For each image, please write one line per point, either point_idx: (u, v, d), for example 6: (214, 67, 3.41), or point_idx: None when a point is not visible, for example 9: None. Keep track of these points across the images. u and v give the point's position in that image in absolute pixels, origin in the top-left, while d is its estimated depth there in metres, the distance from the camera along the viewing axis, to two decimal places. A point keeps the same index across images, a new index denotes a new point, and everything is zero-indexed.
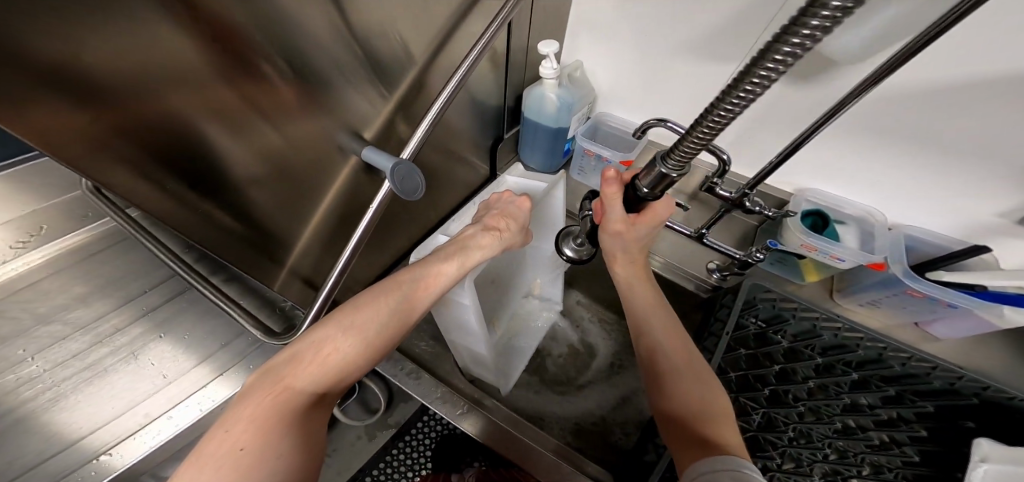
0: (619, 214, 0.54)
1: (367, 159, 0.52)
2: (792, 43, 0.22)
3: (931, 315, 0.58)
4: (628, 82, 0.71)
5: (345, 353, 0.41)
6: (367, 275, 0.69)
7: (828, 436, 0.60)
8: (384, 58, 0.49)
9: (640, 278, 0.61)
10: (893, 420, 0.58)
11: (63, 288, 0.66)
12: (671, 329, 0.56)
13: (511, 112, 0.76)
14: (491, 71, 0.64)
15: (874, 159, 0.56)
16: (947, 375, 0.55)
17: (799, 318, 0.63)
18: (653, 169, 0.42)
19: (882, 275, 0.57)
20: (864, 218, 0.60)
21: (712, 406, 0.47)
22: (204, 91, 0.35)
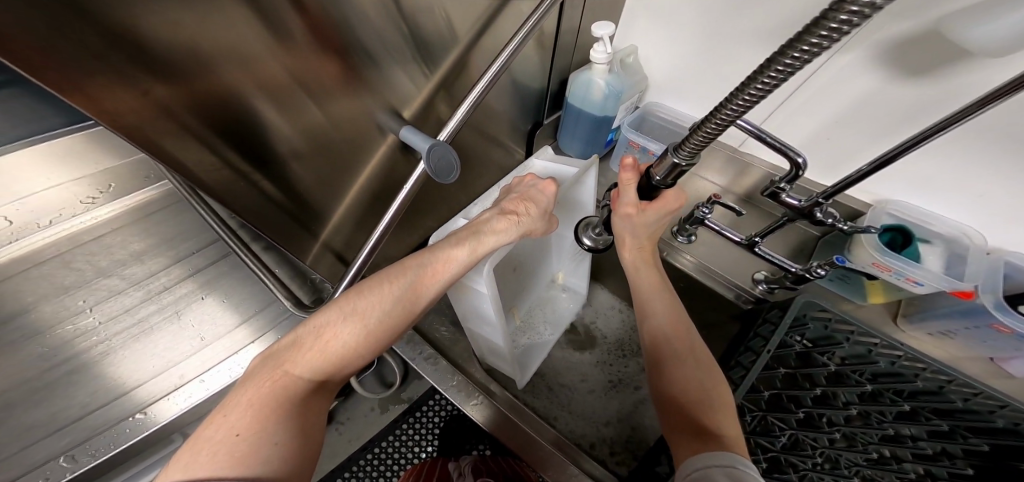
0: (631, 197, 0.51)
1: (404, 139, 0.50)
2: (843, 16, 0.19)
3: (1016, 353, 0.50)
4: (684, 70, 0.66)
5: (346, 341, 0.40)
6: (396, 255, 0.68)
7: (856, 463, 0.55)
8: (430, 36, 0.47)
9: (647, 262, 0.56)
10: (936, 454, 0.52)
11: (123, 245, 0.70)
12: (677, 316, 0.52)
13: (554, 96, 0.73)
14: (537, 52, 0.60)
15: (980, 174, 0.48)
16: (1013, 416, 0.47)
17: (852, 343, 0.57)
18: (664, 160, 0.41)
19: (963, 304, 0.50)
20: (953, 238, 0.53)
21: (712, 396, 0.44)
22: (254, 61, 0.34)
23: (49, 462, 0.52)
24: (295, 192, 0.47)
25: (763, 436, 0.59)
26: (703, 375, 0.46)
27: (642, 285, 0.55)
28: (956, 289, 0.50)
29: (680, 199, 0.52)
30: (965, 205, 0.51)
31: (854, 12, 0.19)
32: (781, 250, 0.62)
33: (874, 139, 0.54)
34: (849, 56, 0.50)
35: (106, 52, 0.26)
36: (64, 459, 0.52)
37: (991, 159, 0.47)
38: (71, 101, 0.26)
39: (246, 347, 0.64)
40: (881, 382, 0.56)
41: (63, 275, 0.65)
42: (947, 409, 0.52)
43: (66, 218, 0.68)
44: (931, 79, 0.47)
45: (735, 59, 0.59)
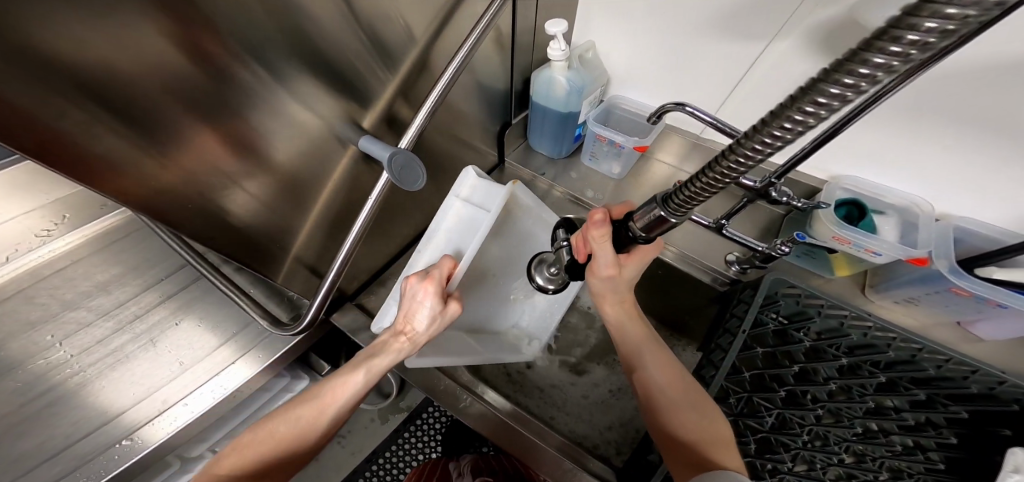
0: (610, 258, 0.46)
1: (365, 149, 0.50)
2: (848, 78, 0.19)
3: (976, 314, 0.52)
4: (643, 62, 0.67)
5: (258, 455, 0.42)
6: (373, 264, 0.68)
7: (845, 440, 0.56)
8: (384, 42, 0.47)
9: (631, 317, 0.55)
10: (920, 425, 0.54)
11: (88, 276, 0.68)
12: (665, 362, 0.52)
13: (518, 96, 0.73)
14: (496, 52, 0.60)
15: (925, 144, 0.50)
16: (985, 380, 0.49)
17: (824, 316, 0.58)
18: (643, 215, 0.37)
19: (922, 271, 0.52)
20: (907, 208, 0.55)
21: (711, 433, 0.45)
22: (196, 80, 0.33)
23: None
24: (260, 209, 0.47)
25: (751, 418, 0.59)
26: (700, 414, 0.46)
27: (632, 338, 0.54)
28: (911, 257, 0.51)
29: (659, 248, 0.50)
30: (915, 175, 0.53)
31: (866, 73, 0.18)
32: (749, 231, 0.64)
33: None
34: (788, 40, 0.51)
35: (33, 83, 0.25)
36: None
37: (932, 130, 0.48)
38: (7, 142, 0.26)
39: (229, 368, 0.63)
40: (858, 355, 0.58)
41: (28, 310, 0.63)
42: (924, 378, 0.54)
43: (23, 253, 0.66)
44: None
45: (688, 48, 0.60)
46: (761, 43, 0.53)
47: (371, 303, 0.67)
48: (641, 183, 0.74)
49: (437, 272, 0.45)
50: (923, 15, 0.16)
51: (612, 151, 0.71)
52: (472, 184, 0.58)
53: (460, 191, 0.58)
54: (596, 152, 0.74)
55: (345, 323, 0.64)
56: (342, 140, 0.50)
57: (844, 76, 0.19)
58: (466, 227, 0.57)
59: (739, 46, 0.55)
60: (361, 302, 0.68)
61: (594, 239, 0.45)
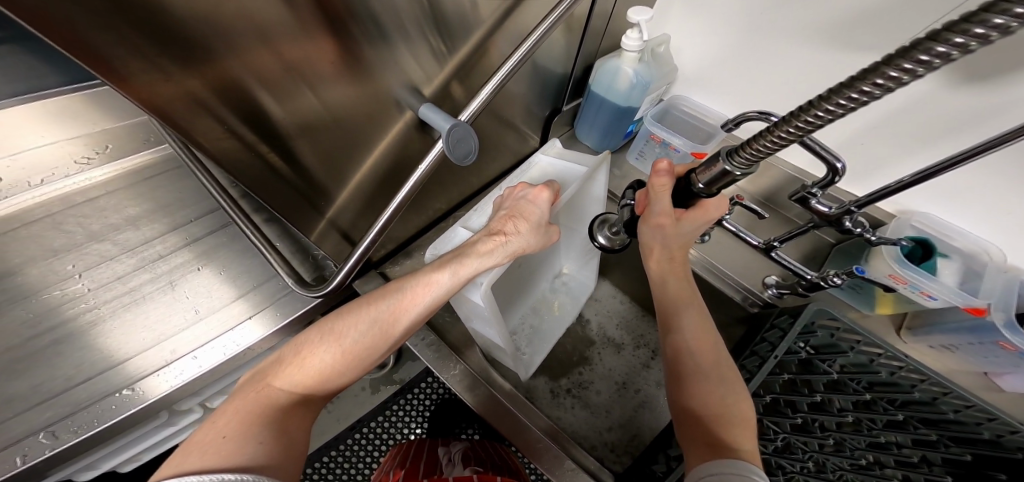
0: (664, 208, 0.49)
1: (424, 117, 0.47)
2: (897, 69, 0.20)
3: (1009, 369, 0.51)
4: (718, 64, 0.64)
5: (323, 360, 0.41)
6: (403, 235, 0.66)
7: (841, 468, 0.58)
8: (458, 13, 0.43)
9: (677, 276, 0.54)
10: (915, 461, 0.54)
11: (118, 209, 0.66)
12: (705, 336, 0.49)
13: (575, 83, 0.70)
14: (564, 36, 0.58)
15: (1014, 194, 0.48)
16: (1001, 429, 0.47)
17: (856, 352, 0.56)
18: (713, 167, 0.38)
19: (971, 320, 0.50)
20: (975, 254, 0.53)
21: (732, 411, 0.43)
22: (288, 35, 0.33)
23: (30, 437, 0.49)
24: (302, 167, 0.44)
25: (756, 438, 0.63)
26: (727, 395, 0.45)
27: (668, 296, 0.53)
28: (969, 305, 0.49)
29: (722, 208, 0.49)
30: (990, 222, 0.52)
31: (922, 61, 0.19)
32: (794, 255, 0.63)
33: (910, 149, 0.54)
34: None
35: (104, 10, 0.24)
36: (44, 435, 0.50)
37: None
38: (101, 75, 0.26)
39: (243, 324, 0.61)
40: (876, 391, 0.57)
41: (53, 237, 0.62)
42: (934, 419, 0.52)
43: (59, 178, 0.64)
44: (979, 91, 0.46)
45: (770, 56, 0.58)
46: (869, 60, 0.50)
47: (395, 275, 0.65)
48: None
49: (550, 185, 0.52)
50: (991, 14, 0.17)
51: (663, 153, 0.69)
52: (556, 152, 0.64)
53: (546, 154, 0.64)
54: (646, 152, 0.72)
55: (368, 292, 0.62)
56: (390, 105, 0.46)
57: (894, 66, 0.20)
58: (558, 175, 0.62)
59: (833, 60, 0.52)
60: (385, 271, 0.65)
61: (654, 190, 0.49)
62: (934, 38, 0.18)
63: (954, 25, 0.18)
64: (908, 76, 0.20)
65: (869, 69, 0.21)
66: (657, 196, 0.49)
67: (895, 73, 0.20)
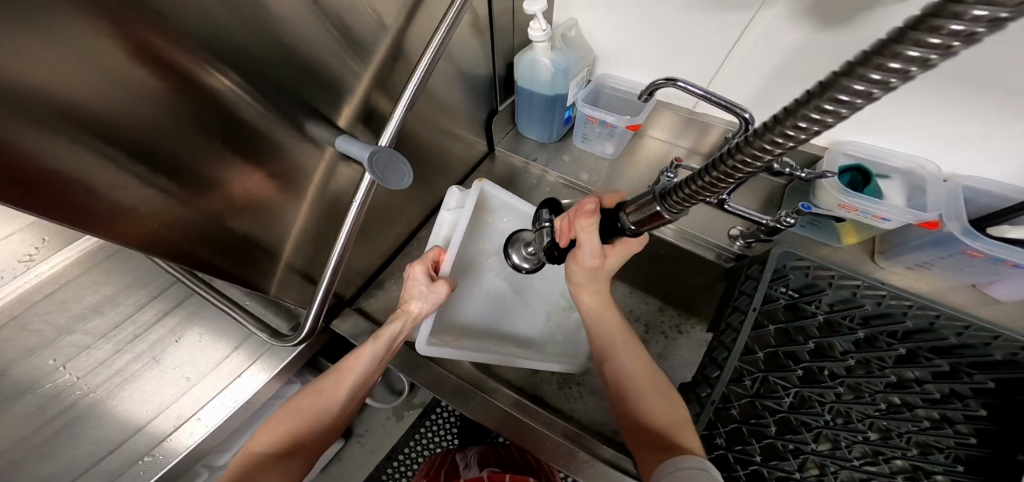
0: (595, 249, 0.45)
1: (342, 150, 0.45)
2: (829, 104, 0.18)
3: (989, 276, 0.51)
4: (630, 38, 0.64)
5: (287, 422, 0.46)
6: (369, 266, 0.66)
7: (870, 417, 0.54)
8: (359, 39, 0.43)
9: (607, 305, 0.54)
10: (946, 397, 0.52)
11: (77, 299, 0.67)
12: (637, 354, 0.51)
13: (503, 82, 0.72)
14: (473, 37, 0.58)
15: (922, 109, 0.50)
16: (1009, 345, 0.47)
17: (835, 288, 0.56)
18: (643, 204, 0.34)
19: (934, 234, 0.50)
20: (912, 170, 0.54)
21: (666, 412, 0.45)
22: (191, 81, 0.31)
23: None
24: None
25: (768, 398, 0.56)
26: (669, 402, 0.46)
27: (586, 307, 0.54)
28: (921, 220, 0.49)
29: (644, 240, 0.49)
30: (913, 137, 0.53)
31: (843, 100, 0.17)
32: (752, 204, 0.62)
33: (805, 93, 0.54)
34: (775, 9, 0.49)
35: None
36: None
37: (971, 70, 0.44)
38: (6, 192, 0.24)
39: (246, 373, 0.63)
40: (872, 326, 0.56)
41: (23, 337, 0.62)
42: (945, 347, 0.52)
43: (10, 279, 0.66)
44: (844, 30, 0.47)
45: (670, 21, 0.58)
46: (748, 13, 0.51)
47: (370, 307, 0.65)
48: (635, 161, 0.74)
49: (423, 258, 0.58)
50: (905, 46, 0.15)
51: (605, 131, 0.70)
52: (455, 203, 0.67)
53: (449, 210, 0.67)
54: (588, 133, 0.73)
55: (346, 329, 0.61)
56: (316, 142, 0.45)
57: (825, 101, 0.18)
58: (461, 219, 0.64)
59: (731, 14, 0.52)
60: (360, 305, 0.66)
61: (581, 229, 0.44)
62: (856, 72, 0.17)
63: (865, 61, 0.16)
64: (851, 105, 0.18)
65: (793, 107, 0.19)
66: (588, 241, 0.44)
67: (817, 115, 0.18)
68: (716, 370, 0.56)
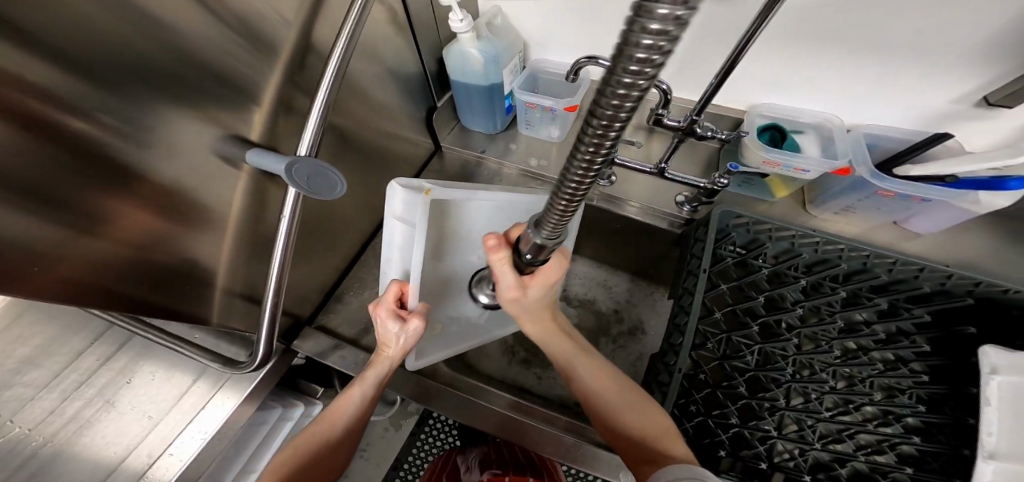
0: (512, 281, 0.44)
1: (255, 164, 0.43)
2: (622, 85, 0.16)
3: (905, 212, 0.55)
4: (556, 21, 0.66)
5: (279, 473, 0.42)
6: (324, 280, 0.64)
7: (831, 364, 0.57)
8: (262, 41, 0.41)
9: (551, 331, 0.52)
10: (894, 336, 0.55)
11: (4, 353, 0.61)
12: (599, 368, 0.50)
13: (437, 78, 0.71)
14: (395, 33, 0.57)
15: (815, 64, 0.55)
16: (938, 276, 0.50)
17: (775, 241, 0.58)
18: (527, 237, 0.36)
19: (849, 180, 0.54)
20: (820, 125, 0.60)
21: (646, 423, 0.43)
22: (93, 100, 0.29)
23: None
24: None
25: (734, 359, 0.55)
26: (645, 411, 0.45)
27: (535, 338, 0.53)
28: (835, 168, 0.53)
29: (563, 265, 0.46)
30: (815, 90, 0.58)
31: (633, 77, 0.15)
32: (692, 171, 0.64)
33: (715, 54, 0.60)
34: None
35: None
36: None
37: (852, 21, 0.49)
38: None
39: (212, 401, 0.59)
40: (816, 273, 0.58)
41: None
42: (882, 285, 0.54)
43: None
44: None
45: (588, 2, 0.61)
46: None
47: (331, 323, 0.64)
48: None
49: (385, 296, 0.48)
50: (643, 18, 0.13)
51: (546, 116, 0.70)
52: (402, 199, 0.51)
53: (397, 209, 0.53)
54: (531, 119, 0.73)
55: (309, 349, 0.59)
56: (233, 158, 0.43)
57: (621, 73, 0.15)
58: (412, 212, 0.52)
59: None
60: (321, 323, 0.64)
61: (495, 263, 0.44)
62: (630, 42, 0.14)
63: (624, 42, 0.14)
64: (645, 78, 0.15)
65: (601, 88, 0.17)
66: (501, 273, 0.44)
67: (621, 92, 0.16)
68: (678, 336, 0.55)
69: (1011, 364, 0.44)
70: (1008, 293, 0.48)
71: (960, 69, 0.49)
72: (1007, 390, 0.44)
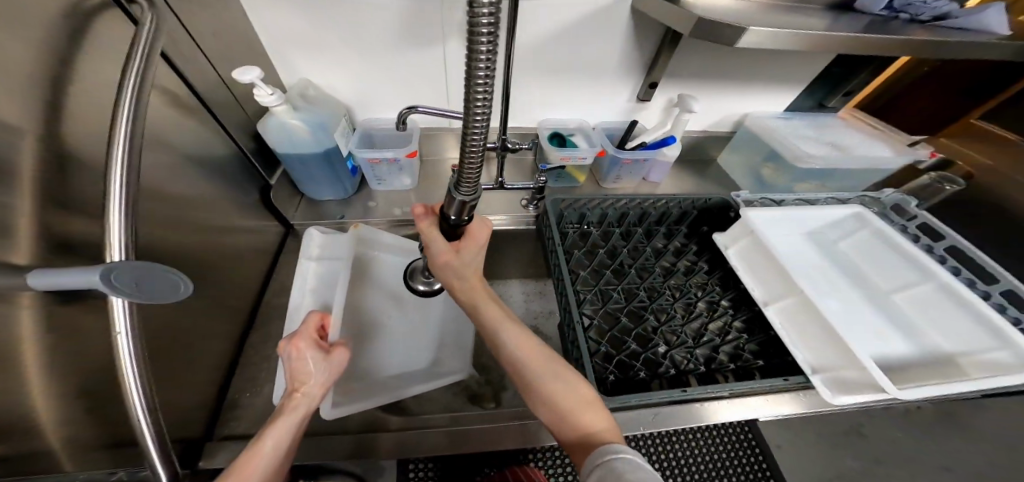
0: (442, 246, 0.52)
1: (46, 286, 0.33)
2: (481, 46, 0.32)
3: (645, 170, 0.92)
4: (364, 83, 0.76)
5: None
6: (203, 405, 0.55)
7: (666, 281, 0.77)
8: (2, 141, 0.34)
9: (481, 296, 0.53)
10: (681, 248, 0.82)
11: None
12: (523, 336, 0.50)
13: (259, 155, 0.71)
14: (189, 117, 0.55)
15: (551, 89, 0.85)
16: (679, 203, 0.80)
17: (592, 211, 0.78)
18: (450, 200, 0.46)
19: (609, 159, 0.88)
20: (580, 127, 0.92)
21: (565, 400, 0.45)
22: None
23: None
24: None
25: (610, 303, 0.71)
26: (565, 380, 0.46)
27: (467, 306, 0.53)
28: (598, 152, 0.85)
29: (485, 227, 0.54)
30: (560, 106, 0.88)
31: (482, 38, 0.32)
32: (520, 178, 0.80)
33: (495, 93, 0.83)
34: (448, 42, 0.72)
35: None
36: None
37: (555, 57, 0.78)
38: None
39: None
40: (626, 226, 0.81)
41: None
42: (658, 220, 0.82)
43: None
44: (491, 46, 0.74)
45: (385, 60, 0.73)
46: (432, 44, 0.72)
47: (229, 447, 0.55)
48: (431, 182, 0.86)
49: (303, 330, 0.49)
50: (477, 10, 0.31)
51: (388, 167, 0.77)
52: (318, 243, 0.74)
53: (311, 251, 0.72)
54: (381, 174, 0.79)
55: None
56: (12, 295, 0.34)
57: (477, 40, 0.32)
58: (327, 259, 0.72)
59: (421, 49, 0.72)
60: None
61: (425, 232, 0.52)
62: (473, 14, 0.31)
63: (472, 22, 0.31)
64: (488, 42, 0.32)
65: (470, 57, 0.33)
66: (430, 239, 0.51)
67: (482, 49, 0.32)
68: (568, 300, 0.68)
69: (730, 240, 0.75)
70: (709, 200, 0.81)
71: (623, 75, 0.84)
72: (739, 252, 0.73)
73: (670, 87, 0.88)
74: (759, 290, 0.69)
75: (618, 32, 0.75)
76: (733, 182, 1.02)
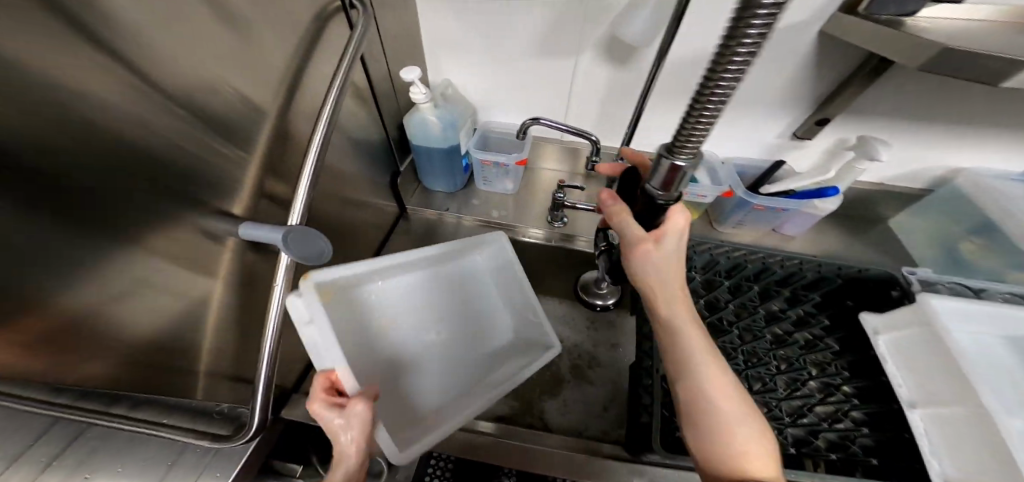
0: (637, 231, 0.46)
1: (249, 236, 0.46)
2: (754, 22, 0.28)
3: (778, 220, 0.80)
4: (498, 88, 0.80)
5: None
6: (307, 348, 0.65)
7: (771, 349, 0.66)
8: (238, 113, 0.43)
9: (681, 298, 0.45)
10: (804, 318, 0.68)
11: None
12: (714, 360, 0.43)
13: (398, 144, 0.81)
14: (359, 106, 0.65)
15: None
16: (811, 266, 0.69)
17: (699, 254, 0.73)
18: (661, 168, 0.40)
19: (735, 201, 0.78)
20: (706, 160, 0.82)
21: (750, 450, 0.39)
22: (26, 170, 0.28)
23: None
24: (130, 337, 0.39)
25: None
26: (749, 428, 0.41)
27: (653, 307, 0.46)
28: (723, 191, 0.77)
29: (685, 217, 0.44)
30: None
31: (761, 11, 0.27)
32: None
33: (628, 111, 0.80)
34: (586, 56, 0.71)
35: None
36: None
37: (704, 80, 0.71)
38: None
39: None
40: (738, 278, 0.72)
41: None
42: (781, 280, 0.70)
43: None
44: (634, 63, 0.71)
45: (523, 68, 0.76)
46: (570, 56, 0.72)
47: None
48: (534, 192, 0.87)
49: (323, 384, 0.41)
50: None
51: (499, 171, 0.81)
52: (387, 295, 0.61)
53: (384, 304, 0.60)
54: (487, 176, 0.84)
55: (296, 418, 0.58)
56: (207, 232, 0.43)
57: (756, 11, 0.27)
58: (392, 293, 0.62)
59: (557, 62, 0.73)
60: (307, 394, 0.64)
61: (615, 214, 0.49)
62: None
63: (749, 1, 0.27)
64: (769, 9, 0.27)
65: (740, 18, 0.28)
66: (624, 222, 0.47)
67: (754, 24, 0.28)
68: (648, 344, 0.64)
69: (885, 324, 0.60)
70: (859, 271, 0.67)
71: (781, 108, 0.73)
72: (891, 343, 0.59)
73: (840, 127, 0.73)
74: (906, 387, 0.55)
75: (793, 60, 0.65)
76: (900, 255, 0.81)
